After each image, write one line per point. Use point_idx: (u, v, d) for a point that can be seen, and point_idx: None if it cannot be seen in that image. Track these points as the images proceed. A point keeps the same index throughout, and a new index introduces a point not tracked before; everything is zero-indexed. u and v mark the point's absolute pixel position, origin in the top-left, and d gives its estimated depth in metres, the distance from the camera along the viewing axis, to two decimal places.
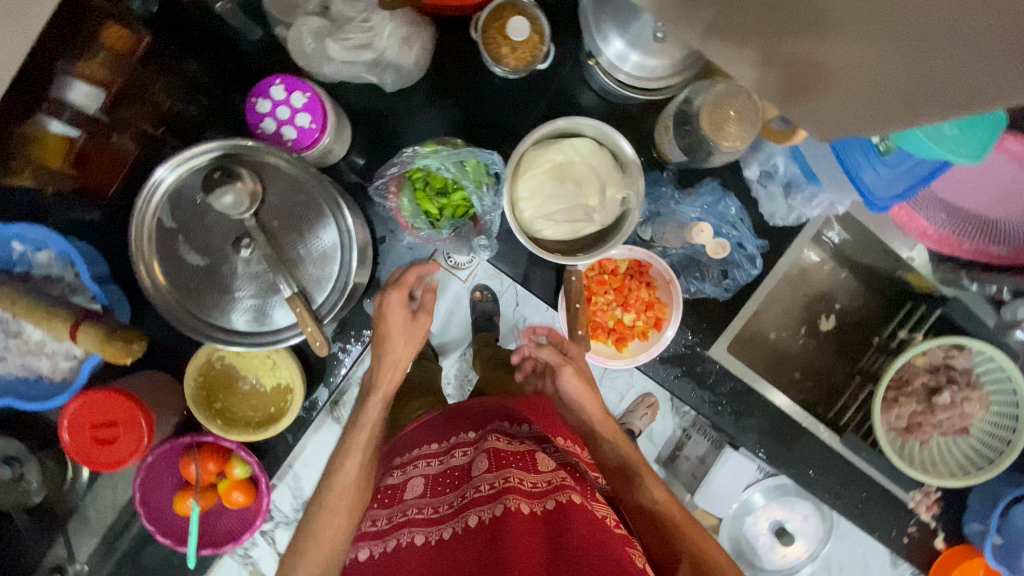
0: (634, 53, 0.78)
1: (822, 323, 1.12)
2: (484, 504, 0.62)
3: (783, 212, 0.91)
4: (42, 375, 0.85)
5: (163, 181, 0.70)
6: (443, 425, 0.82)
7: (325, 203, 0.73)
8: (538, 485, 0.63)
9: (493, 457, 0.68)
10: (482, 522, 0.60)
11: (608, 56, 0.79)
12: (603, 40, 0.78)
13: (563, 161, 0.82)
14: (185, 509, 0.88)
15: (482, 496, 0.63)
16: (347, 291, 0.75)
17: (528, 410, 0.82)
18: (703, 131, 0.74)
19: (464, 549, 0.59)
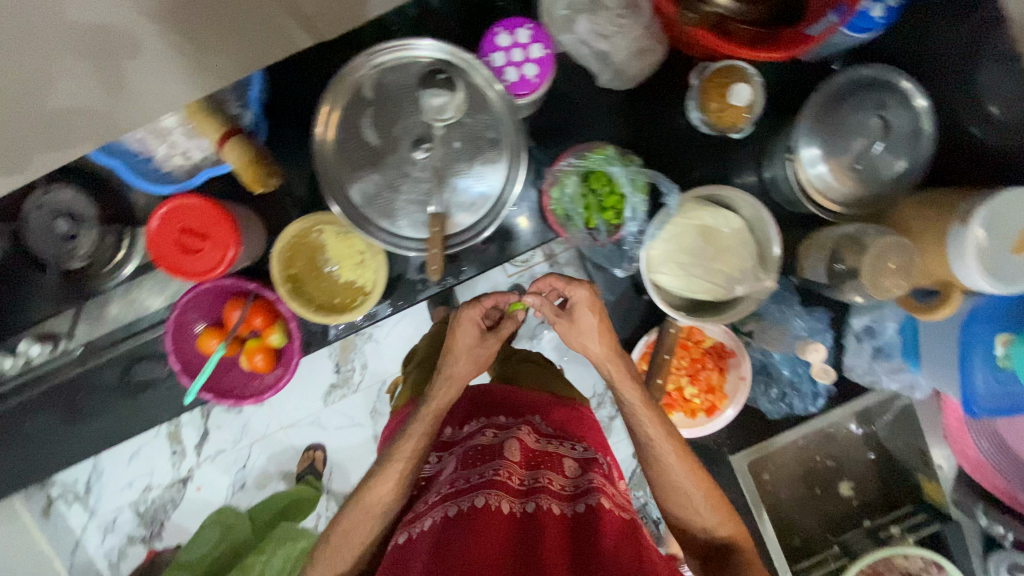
0: (824, 166, 0.82)
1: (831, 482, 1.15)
2: (515, 497, 0.71)
3: (862, 369, 0.94)
4: (152, 159, 0.83)
5: (399, 55, 0.71)
6: (474, 407, 0.90)
7: (509, 151, 0.74)
8: (569, 489, 0.75)
9: (523, 451, 0.77)
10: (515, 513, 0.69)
11: (802, 157, 0.83)
12: (805, 141, 0.82)
13: (712, 225, 0.85)
14: (210, 347, 0.86)
15: (513, 488, 0.71)
16: (481, 236, 0.75)
17: (555, 410, 0.90)
18: (860, 274, 0.77)
19: (497, 524, 0.67)
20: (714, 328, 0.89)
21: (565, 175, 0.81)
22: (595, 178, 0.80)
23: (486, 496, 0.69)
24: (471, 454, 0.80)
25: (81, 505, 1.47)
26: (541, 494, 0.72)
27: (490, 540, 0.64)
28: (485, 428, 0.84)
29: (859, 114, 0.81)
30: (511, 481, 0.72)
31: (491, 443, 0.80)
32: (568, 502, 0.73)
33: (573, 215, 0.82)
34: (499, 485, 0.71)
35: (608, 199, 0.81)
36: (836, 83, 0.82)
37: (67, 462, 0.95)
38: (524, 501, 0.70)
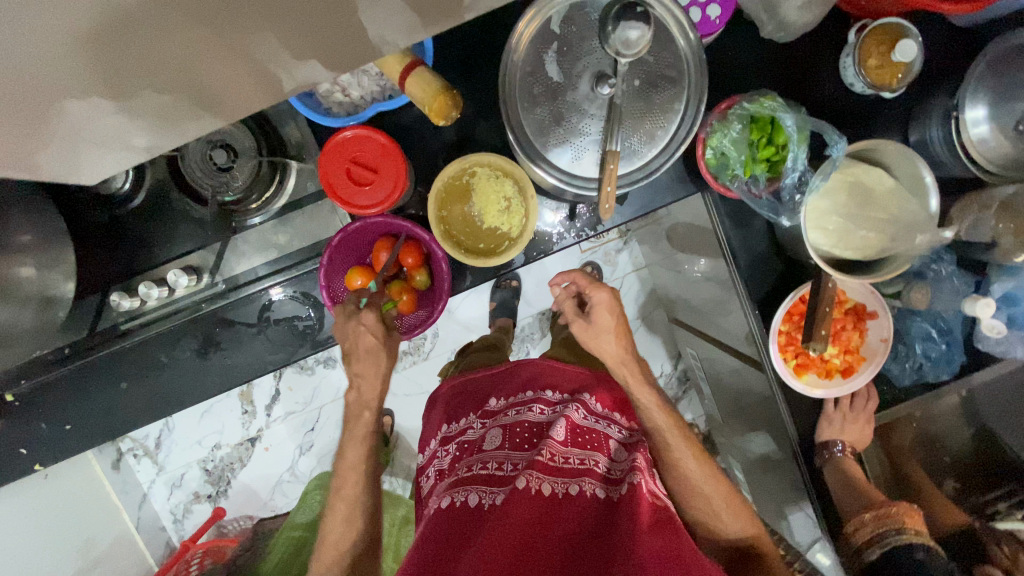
0: (988, 126, 0.81)
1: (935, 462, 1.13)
2: (559, 477, 0.69)
3: (996, 340, 0.92)
4: (314, 93, 0.83)
5: None
6: (522, 379, 0.86)
7: (688, 92, 0.74)
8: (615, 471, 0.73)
9: (570, 431, 0.75)
10: (556, 493, 0.67)
11: (966, 116, 0.82)
12: (971, 99, 0.82)
13: (867, 182, 0.83)
14: (356, 285, 0.86)
15: (558, 468, 0.70)
16: (650, 176, 0.76)
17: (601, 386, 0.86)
18: None
19: (535, 504, 0.65)
20: (858, 289, 0.88)
21: (730, 122, 0.82)
22: (762, 125, 0.80)
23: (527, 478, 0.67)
24: (518, 430, 0.79)
25: (151, 460, 1.53)
26: (583, 479, 0.70)
27: (525, 522, 0.62)
28: (534, 405, 0.82)
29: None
30: (555, 463, 0.70)
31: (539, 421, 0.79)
32: (613, 486, 0.71)
33: (734, 164, 0.83)
34: (542, 467, 0.69)
35: (774, 148, 0.81)
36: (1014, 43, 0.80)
37: (194, 397, 0.97)
38: (567, 484, 0.69)
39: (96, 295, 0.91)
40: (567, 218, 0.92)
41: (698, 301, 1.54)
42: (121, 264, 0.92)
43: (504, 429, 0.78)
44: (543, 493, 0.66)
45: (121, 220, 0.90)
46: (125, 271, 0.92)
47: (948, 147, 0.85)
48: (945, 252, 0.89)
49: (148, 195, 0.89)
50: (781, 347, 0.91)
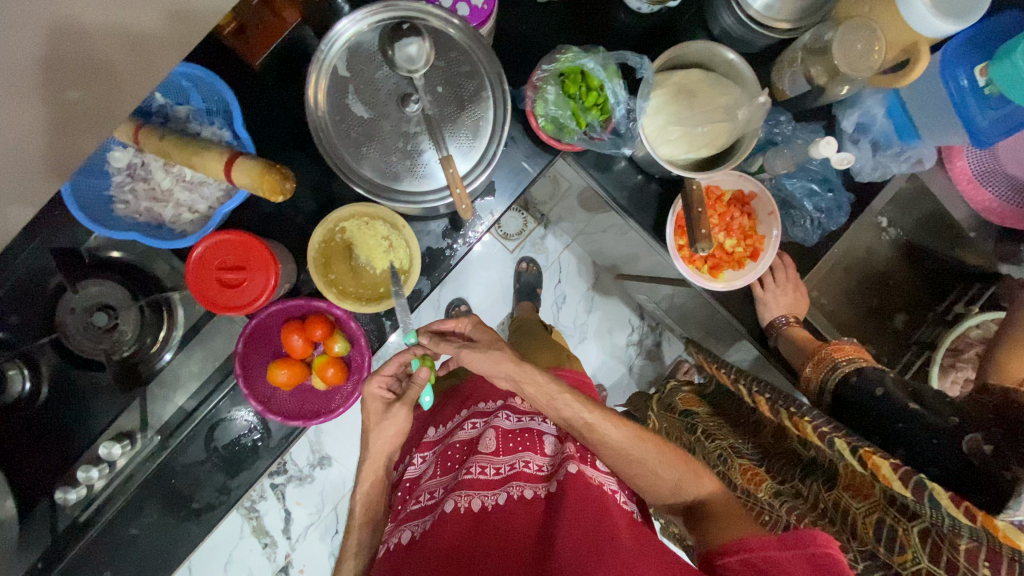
0: None
1: (887, 298, 1.15)
2: (487, 489, 0.73)
3: (870, 168, 0.98)
4: (164, 223, 0.85)
5: (365, 23, 0.74)
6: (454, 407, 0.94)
7: (487, 76, 0.78)
8: (544, 466, 0.77)
9: (497, 439, 0.80)
10: (484, 505, 0.71)
11: None
12: None
13: (687, 85, 0.88)
14: (281, 379, 0.87)
15: (485, 480, 0.75)
16: (491, 163, 0.78)
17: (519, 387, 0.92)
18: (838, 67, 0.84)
19: (464, 521, 0.70)
20: (728, 178, 0.93)
21: (545, 86, 0.86)
22: (573, 78, 0.85)
23: (454, 501, 0.72)
24: (451, 453, 0.84)
25: None
26: (514, 482, 0.74)
27: (454, 542, 0.68)
28: (465, 425, 0.88)
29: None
30: (483, 475, 0.75)
31: (469, 439, 0.84)
32: (543, 480, 0.75)
33: (568, 120, 0.87)
34: (469, 484, 0.74)
35: (594, 94, 0.85)
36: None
37: (182, 552, 0.95)
38: (497, 492, 0.73)
39: (43, 500, 0.90)
40: (450, 231, 0.95)
41: (628, 250, 1.58)
42: (53, 458, 0.90)
43: (437, 459, 0.84)
44: (473, 508, 0.71)
45: (36, 418, 0.89)
46: (61, 464, 0.90)
47: (742, 25, 0.92)
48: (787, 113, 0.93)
49: (50, 383, 0.88)
50: (688, 258, 0.95)
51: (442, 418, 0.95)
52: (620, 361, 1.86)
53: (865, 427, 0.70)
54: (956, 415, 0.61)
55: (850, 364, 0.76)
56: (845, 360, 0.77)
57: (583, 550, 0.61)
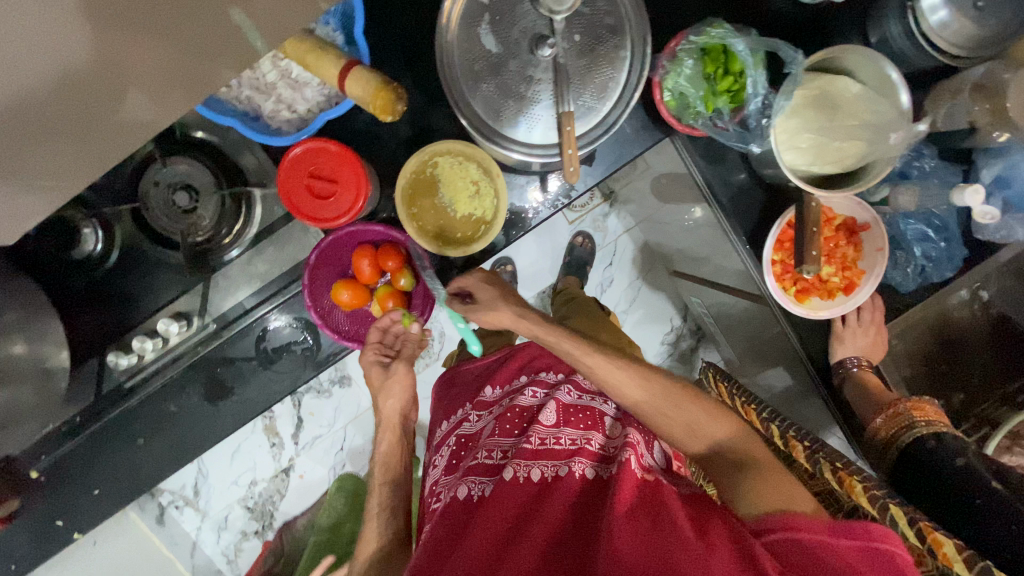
0: (945, 10, 0.79)
1: (959, 363, 1.08)
2: (549, 462, 0.72)
3: (994, 228, 0.90)
4: (260, 117, 0.82)
5: None
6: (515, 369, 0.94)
7: (630, 38, 0.72)
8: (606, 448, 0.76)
9: (559, 414, 0.80)
10: (545, 478, 0.70)
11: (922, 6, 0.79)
12: None
13: (833, 92, 0.82)
14: (343, 300, 0.86)
15: (547, 453, 0.74)
16: (611, 131, 0.74)
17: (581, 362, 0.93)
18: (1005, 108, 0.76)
19: (525, 490, 0.69)
20: (844, 203, 0.87)
21: (680, 61, 0.80)
22: (713, 58, 0.79)
23: (517, 467, 0.72)
24: (509, 418, 0.84)
25: (193, 509, 1.55)
26: (577, 460, 0.73)
27: (512, 509, 0.66)
28: (526, 392, 0.88)
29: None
30: (545, 446, 0.74)
31: (529, 408, 0.84)
32: (605, 462, 0.73)
33: (697, 103, 0.81)
34: (530, 454, 0.73)
35: (733, 78, 0.79)
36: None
37: (213, 438, 0.97)
38: (559, 464, 0.72)
39: (94, 359, 0.92)
40: (540, 191, 0.90)
41: (694, 249, 1.52)
42: (111, 323, 0.92)
43: (496, 420, 0.84)
44: (533, 478, 0.70)
45: (103, 280, 0.90)
46: (117, 329, 0.92)
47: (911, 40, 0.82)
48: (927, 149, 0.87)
49: (122, 249, 0.88)
50: (779, 277, 0.90)
51: (499, 377, 0.94)
52: (651, 356, 1.83)
53: (929, 495, 0.66)
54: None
55: (929, 427, 0.70)
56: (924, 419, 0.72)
57: (647, 530, 0.57)
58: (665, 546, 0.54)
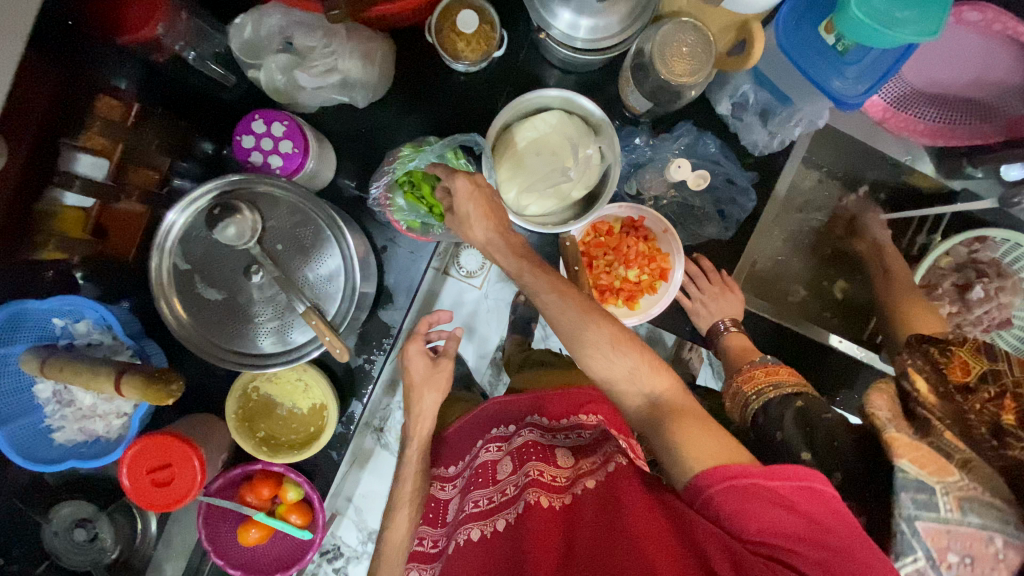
0: (583, 18, 0.79)
1: (836, 252, 1.08)
2: (507, 507, 0.70)
3: (766, 139, 0.91)
4: (99, 436, 0.91)
5: (174, 224, 0.75)
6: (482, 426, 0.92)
7: (323, 222, 0.79)
8: (558, 479, 0.72)
9: (516, 457, 0.78)
10: (507, 524, 0.68)
11: (559, 27, 0.79)
12: (550, 13, 0.79)
13: (536, 136, 0.86)
14: (253, 538, 0.91)
15: (505, 500, 0.72)
16: (355, 297, 0.80)
17: (552, 402, 0.90)
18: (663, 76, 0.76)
19: (488, 551, 0.67)
20: (608, 212, 0.90)
21: (391, 197, 0.84)
22: (412, 176, 0.83)
23: (479, 526, 0.71)
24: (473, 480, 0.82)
25: None
26: (529, 489, 0.69)
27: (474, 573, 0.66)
28: (491, 446, 0.85)
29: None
30: (494, 499, 0.74)
31: (490, 461, 0.82)
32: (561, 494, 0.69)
33: (428, 216, 0.85)
34: (478, 513, 0.74)
35: (439, 184, 0.84)
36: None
37: None
38: (512, 505, 0.69)
39: None
40: (362, 346, 0.95)
41: None
42: None
43: (463, 490, 0.82)
44: (483, 535, 0.70)
45: None
46: None
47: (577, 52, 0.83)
48: (644, 123, 0.90)
49: None
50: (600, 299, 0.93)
51: (455, 451, 0.93)
52: None
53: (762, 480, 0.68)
54: (836, 475, 0.59)
55: (760, 397, 0.70)
56: (753, 393, 0.71)
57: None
58: (589, 534, 0.60)
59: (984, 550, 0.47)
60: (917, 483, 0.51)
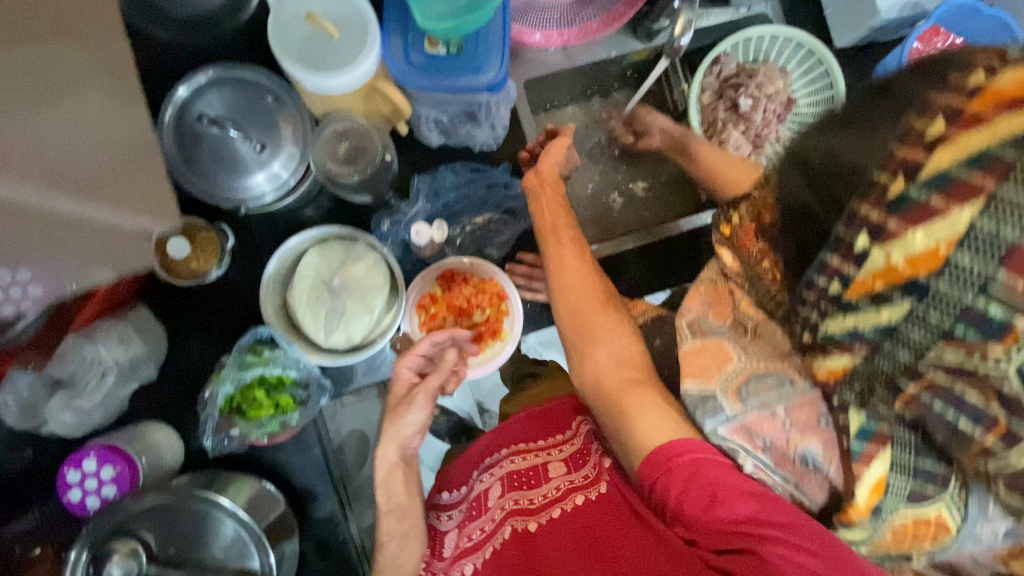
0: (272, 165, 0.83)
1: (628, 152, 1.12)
2: (504, 527, 0.76)
3: (489, 132, 0.96)
4: None
5: None
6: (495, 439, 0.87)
7: (198, 502, 0.77)
8: (548, 496, 0.76)
9: (506, 481, 0.80)
10: (506, 543, 0.74)
11: (261, 185, 0.83)
12: (246, 185, 0.83)
13: (310, 283, 0.87)
14: None
15: (501, 521, 0.77)
16: (264, 539, 0.79)
17: (542, 418, 0.87)
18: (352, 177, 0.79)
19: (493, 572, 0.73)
20: (418, 287, 0.93)
21: (235, 429, 0.84)
22: (236, 401, 0.83)
23: (475, 558, 0.77)
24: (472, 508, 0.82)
25: None
26: (509, 517, 0.76)
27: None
28: (484, 473, 0.84)
29: (251, 89, 0.83)
30: (488, 529, 0.78)
31: (485, 491, 0.82)
32: (547, 508, 0.75)
33: (278, 418, 0.85)
34: (470, 549, 0.78)
35: (263, 389, 0.84)
36: (200, 112, 0.81)
37: None
38: (505, 527, 0.76)
39: None
40: (324, 549, 0.94)
41: None
42: None
43: (462, 513, 0.83)
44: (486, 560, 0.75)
45: None
46: None
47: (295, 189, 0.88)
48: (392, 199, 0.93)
49: None
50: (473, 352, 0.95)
51: (451, 478, 0.89)
52: None
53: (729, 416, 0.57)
54: None
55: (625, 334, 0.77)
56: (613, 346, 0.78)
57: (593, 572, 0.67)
58: (589, 540, 0.70)
59: (769, 423, 0.62)
60: (702, 395, 0.67)
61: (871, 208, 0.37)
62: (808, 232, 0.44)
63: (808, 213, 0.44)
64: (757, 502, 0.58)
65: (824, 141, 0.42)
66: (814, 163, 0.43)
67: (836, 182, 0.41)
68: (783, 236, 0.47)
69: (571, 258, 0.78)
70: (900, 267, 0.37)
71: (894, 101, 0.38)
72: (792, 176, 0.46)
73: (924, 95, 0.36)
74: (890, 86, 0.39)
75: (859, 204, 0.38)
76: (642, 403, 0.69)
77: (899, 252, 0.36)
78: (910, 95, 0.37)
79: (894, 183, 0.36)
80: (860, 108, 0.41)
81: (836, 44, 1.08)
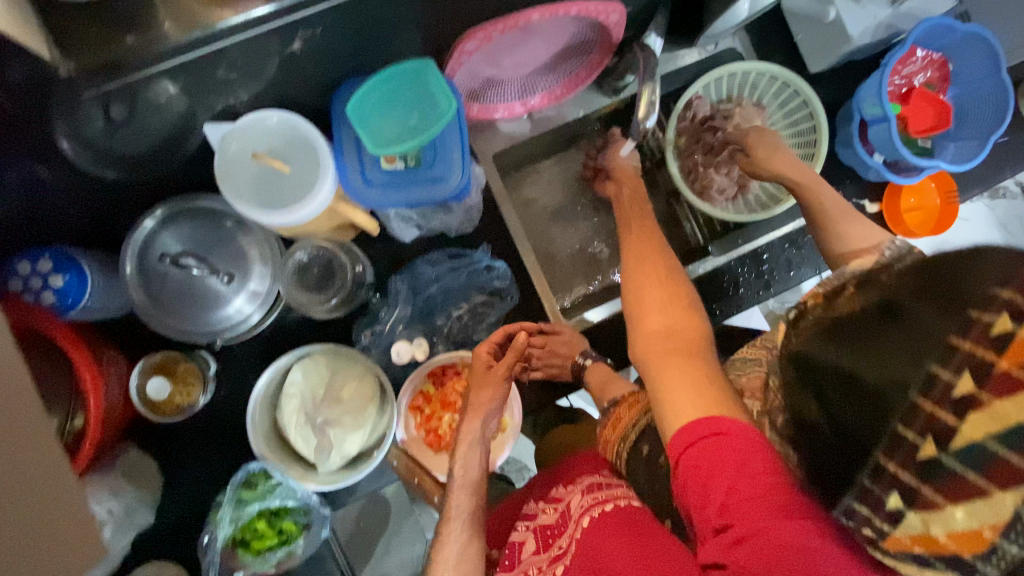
0: (244, 292, 0.81)
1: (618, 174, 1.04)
2: None
3: (463, 216, 0.94)
4: None
5: None
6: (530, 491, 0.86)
7: None
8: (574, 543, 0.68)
9: (534, 545, 0.73)
10: None
11: (235, 313, 0.81)
12: (222, 317, 0.80)
13: (298, 405, 0.83)
14: None
15: None
16: None
17: (568, 470, 0.81)
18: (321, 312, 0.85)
19: None
20: (410, 392, 0.88)
21: (241, 568, 0.81)
22: (238, 539, 0.81)
23: None
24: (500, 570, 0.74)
25: None
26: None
27: None
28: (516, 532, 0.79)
29: (209, 218, 0.80)
30: None
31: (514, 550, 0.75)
32: (572, 551, 0.66)
33: (283, 548, 0.83)
34: None
35: (263, 524, 0.82)
36: (160, 253, 0.77)
37: None
38: None
39: None
40: None
41: None
42: None
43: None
44: None
45: None
46: None
47: (271, 308, 0.86)
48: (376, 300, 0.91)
49: None
50: None
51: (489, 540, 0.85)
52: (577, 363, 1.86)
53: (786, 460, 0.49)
54: None
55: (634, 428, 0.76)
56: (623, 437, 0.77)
57: None
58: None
59: None
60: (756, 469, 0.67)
61: (907, 465, 0.38)
62: (835, 459, 0.41)
63: (829, 438, 0.41)
64: (753, 459, 0.50)
65: (843, 364, 0.39)
66: (830, 384, 0.40)
67: (864, 418, 0.39)
68: (790, 447, 0.45)
69: (639, 247, 0.76)
70: (945, 541, 0.38)
71: (914, 333, 0.37)
72: (801, 384, 0.43)
73: (946, 341, 0.36)
74: (902, 311, 0.38)
75: (894, 452, 0.38)
76: (680, 377, 0.60)
77: (967, 519, 0.37)
78: (934, 336, 0.37)
79: (928, 447, 0.37)
80: (873, 327, 0.39)
81: (811, 70, 1.03)
